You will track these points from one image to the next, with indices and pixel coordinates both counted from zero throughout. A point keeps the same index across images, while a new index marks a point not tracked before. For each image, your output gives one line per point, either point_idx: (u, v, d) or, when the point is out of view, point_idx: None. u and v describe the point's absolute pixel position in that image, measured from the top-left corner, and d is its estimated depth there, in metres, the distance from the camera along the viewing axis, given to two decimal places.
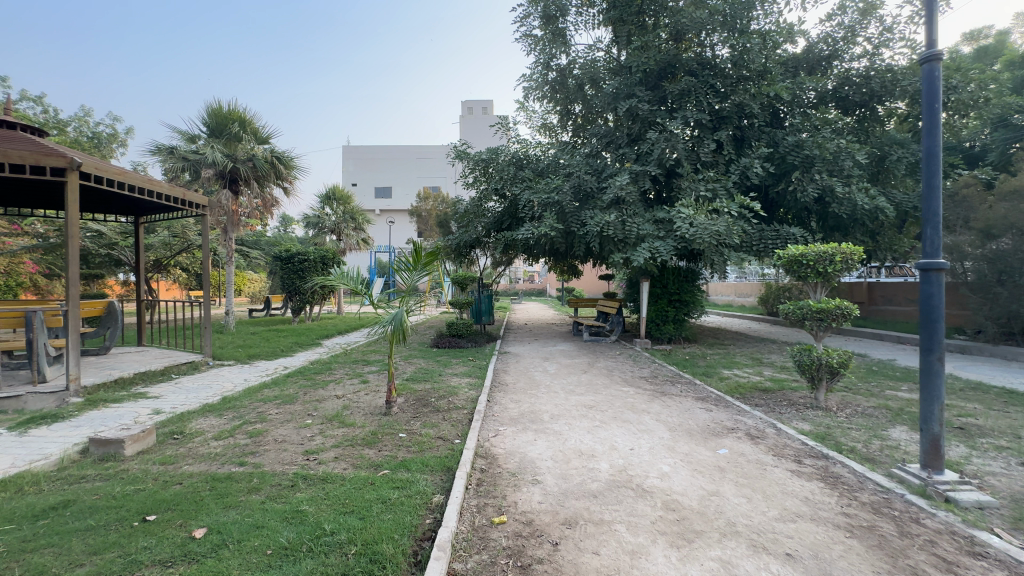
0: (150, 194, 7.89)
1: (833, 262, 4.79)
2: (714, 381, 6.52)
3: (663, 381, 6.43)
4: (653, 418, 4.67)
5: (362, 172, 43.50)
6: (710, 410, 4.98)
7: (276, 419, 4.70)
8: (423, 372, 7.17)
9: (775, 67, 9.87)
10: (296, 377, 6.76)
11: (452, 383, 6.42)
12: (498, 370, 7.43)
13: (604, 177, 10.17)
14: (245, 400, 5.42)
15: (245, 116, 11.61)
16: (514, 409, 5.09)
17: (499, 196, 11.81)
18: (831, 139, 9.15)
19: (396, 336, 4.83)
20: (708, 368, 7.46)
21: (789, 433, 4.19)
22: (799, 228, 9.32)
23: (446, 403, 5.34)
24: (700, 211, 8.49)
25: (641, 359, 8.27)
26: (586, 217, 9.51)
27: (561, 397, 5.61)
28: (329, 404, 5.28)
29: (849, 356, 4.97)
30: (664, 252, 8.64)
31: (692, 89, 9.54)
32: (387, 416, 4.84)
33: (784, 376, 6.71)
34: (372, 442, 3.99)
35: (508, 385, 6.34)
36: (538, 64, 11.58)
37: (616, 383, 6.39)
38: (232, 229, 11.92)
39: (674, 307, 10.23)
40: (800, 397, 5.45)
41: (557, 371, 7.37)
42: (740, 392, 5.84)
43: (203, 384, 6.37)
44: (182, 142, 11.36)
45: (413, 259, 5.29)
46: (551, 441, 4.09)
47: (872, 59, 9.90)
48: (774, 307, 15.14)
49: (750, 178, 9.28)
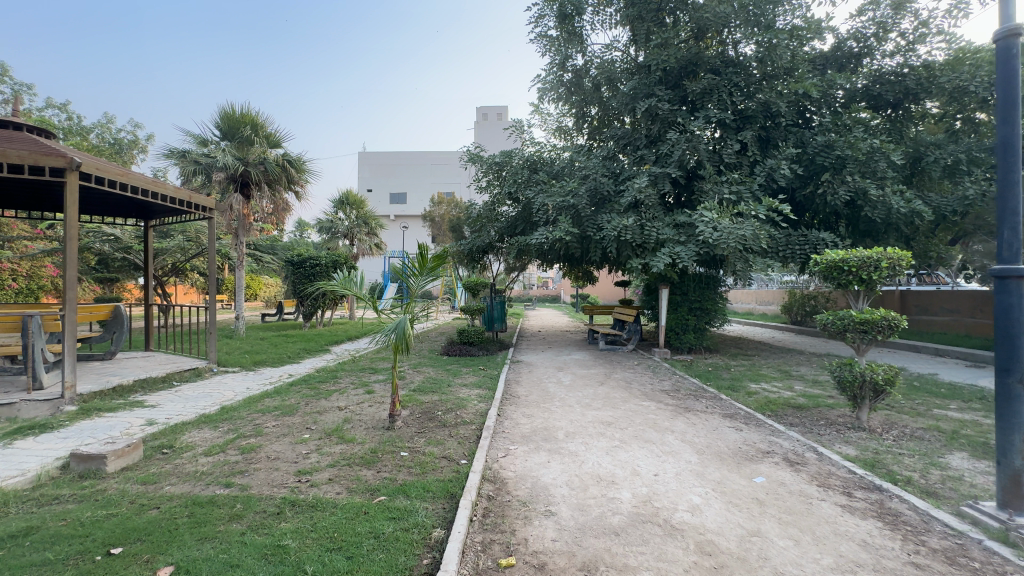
0: (156, 195, 7.72)
1: (879, 268, 4.33)
2: (741, 396, 6.07)
3: (687, 396, 6.00)
4: (678, 438, 4.27)
5: (377, 178, 43.75)
6: (741, 430, 4.54)
7: (272, 432, 4.41)
8: (431, 382, 6.85)
9: (802, 65, 9.41)
10: (299, 386, 6.48)
11: (460, 394, 6.08)
12: (510, 381, 7.08)
13: (621, 180, 9.80)
14: (243, 411, 5.15)
15: (257, 120, 11.52)
16: (526, 425, 4.73)
17: (513, 199, 11.52)
18: (864, 139, 8.65)
19: (400, 347, 4.49)
20: (733, 381, 7.00)
21: (833, 459, 3.75)
22: (830, 233, 8.83)
23: (453, 417, 5.00)
24: (724, 214, 8.05)
25: (661, 370, 7.83)
26: (602, 221, 9.16)
27: (576, 412, 5.23)
28: (330, 416, 4.98)
29: (896, 372, 4.52)
30: (685, 257, 8.22)
31: (715, 87, 9.14)
32: (390, 431, 4.52)
33: (818, 392, 6.22)
34: (371, 462, 3.67)
35: (520, 398, 5.97)
36: (553, 65, 11.31)
37: (635, 396, 5.99)
38: (243, 233, 11.83)
39: (695, 315, 9.78)
40: (839, 417, 4.98)
41: (572, 382, 6.97)
42: (772, 409, 5.38)
43: (203, 392, 6.14)
44: (194, 145, 11.31)
45: (419, 264, 4.95)
46: (566, 463, 3.72)
47: (907, 56, 9.38)
48: (798, 315, 14.72)
49: (777, 180, 8.82)
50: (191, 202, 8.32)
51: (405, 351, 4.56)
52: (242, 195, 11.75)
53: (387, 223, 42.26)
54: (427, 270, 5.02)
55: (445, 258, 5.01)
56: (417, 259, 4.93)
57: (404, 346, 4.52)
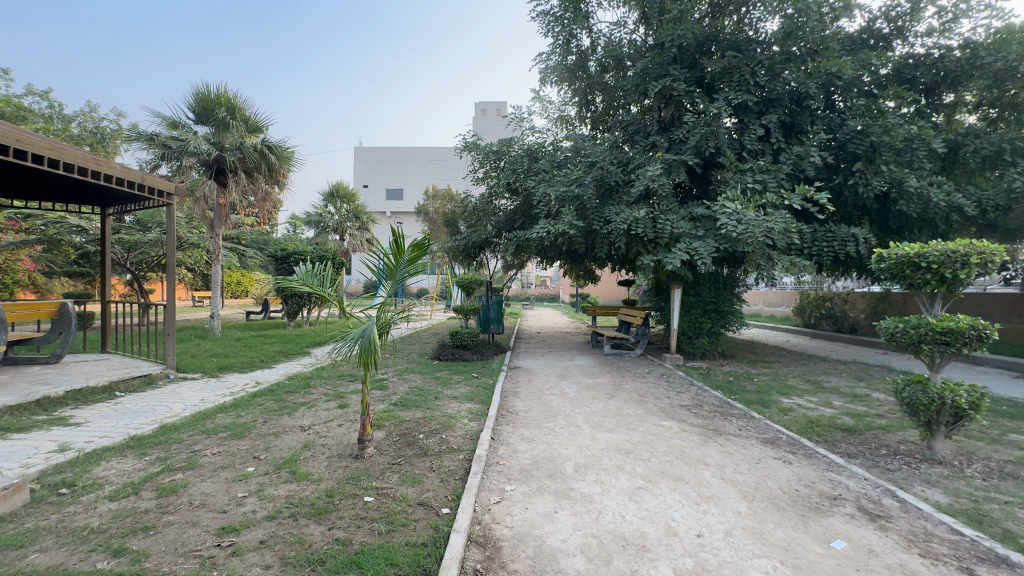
0: (101, 176, 6.74)
1: (966, 265, 3.48)
2: (774, 414, 5.21)
3: (712, 414, 5.14)
4: (717, 476, 3.40)
5: (373, 173, 42.85)
6: (791, 464, 3.69)
7: (208, 464, 3.52)
8: (416, 393, 5.98)
9: (832, 43, 8.51)
10: (263, 399, 5.59)
11: (448, 410, 5.20)
12: (506, 392, 6.19)
13: (630, 169, 8.92)
14: (184, 433, 4.28)
15: (234, 101, 10.60)
16: (527, 455, 3.84)
17: (511, 191, 10.64)
18: (901, 124, 7.79)
19: (367, 363, 3.61)
20: (760, 394, 6.15)
21: (923, 512, 2.91)
22: (861, 229, 7.98)
23: (437, 442, 4.12)
24: (749, 205, 7.15)
25: (676, 380, 6.98)
26: (610, 214, 8.31)
27: (586, 434, 4.36)
28: (287, 440, 4.10)
29: (982, 395, 3.65)
30: (704, 254, 7.33)
31: (735, 66, 8.23)
32: (357, 462, 3.64)
33: (863, 410, 5.38)
34: (324, 512, 2.80)
35: (518, 415, 5.09)
36: (556, 46, 10.41)
37: (653, 414, 5.13)
38: (219, 225, 10.93)
39: (709, 318, 8.94)
40: (903, 446, 4.13)
41: (578, 394, 6.08)
42: (817, 432, 4.53)
43: (148, 405, 5.25)
44: (164, 128, 10.37)
45: (394, 256, 4.06)
46: (579, 514, 2.85)
47: (940, 38, 8.64)
48: (812, 318, 13.90)
49: (805, 169, 7.92)
50: (146, 185, 7.30)
51: (373, 367, 3.68)
52: (218, 183, 10.84)
53: (383, 220, 41.42)
54: (405, 263, 4.14)
55: (426, 247, 4.10)
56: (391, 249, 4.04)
57: (371, 360, 3.64)
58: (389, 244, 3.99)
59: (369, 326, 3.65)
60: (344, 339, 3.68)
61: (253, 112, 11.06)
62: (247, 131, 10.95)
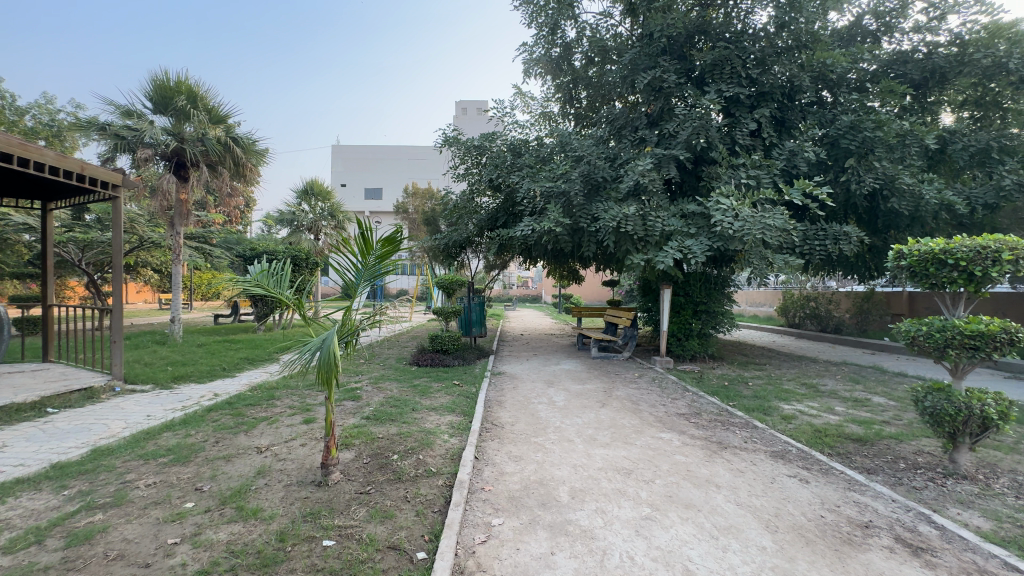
0: (26, 164, 5.84)
1: (997, 262, 3.17)
2: (777, 422, 4.88)
3: (712, 424, 4.77)
4: (731, 501, 3.01)
5: (351, 172, 41.85)
6: (809, 483, 3.32)
7: (138, 500, 2.96)
8: (391, 405, 5.47)
9: (823, 36, 8.27)
10: (218, 414, 5.01)
11: (426, 423, 4.72)
12: (489, 401, 5.74)
13: (618, 165, 8.54)
14: (118, 458, 3.69)
15: (195, 90, 9.87)
16: (515, 479, 3.38)
17: (494, 188, 10.19)
18: (893, 119, 7.60)
19: (326, 379, 3.03)
20: (759, 400, 5.81)
21: (968, 543, 2.56)
22: (852, 227, 7.78)
23: (413, 464, 3.63)
24: (744, 201, 6.83)
25: (668, 385, 6.62)
26: (598, 210, 7.92)
27: (580, 451, 3.94)
28: (240, 465, 3.56)
29: (1011, 404, 3.35)
30: (697, 252, 7.00)
31: (727, 58, 7.92)
32: (319, 492, 3.14)
33: (867, 416, 5.09)
34: (272, 564, 2.29)
35: (505, 428, 4.64)
36: (540, 38, 10.00)
37: (649, 425, 4.72)
38: (180, 222, 10.18)
39: (699, 319, 8.63)
40: (921, 458, 3.82)
41: (567, 403, 5.66)
42: (827, 443, 4.18)
43: (83, 423, 4.61)
44: (117, 117, 9.53)
45: (362, 253, 3.53)
46: (580, 557, 2.41)
47: (927, 34, 8.51)
48: (796, 318, 13.79)
49: (798, 164, 7.65)
50: (88, 176, 6.54)
51: (334, 385, 3.10)
52: (178, 177, 10.11)
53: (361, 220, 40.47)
54: (374, 261, 3.62)
55: (399, 242, 3.58)
56: (358, 244, 3.51)
57: (332, 376, 3.07)
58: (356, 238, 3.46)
59: (330, 336, 3.08)
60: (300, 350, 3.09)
61: (216, 102, 10.33)
62: (210, 123, 10.22)
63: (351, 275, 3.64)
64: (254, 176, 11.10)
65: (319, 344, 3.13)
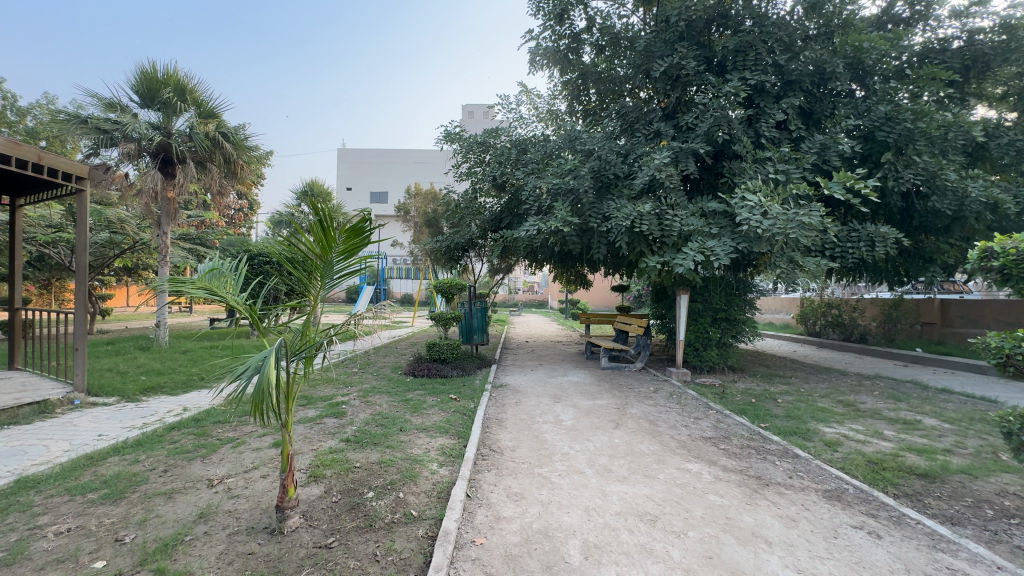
0: None
1: None
2: (820, 450, 4.20)
3: (746, 452, 4.09)
4: (791, 568, 2.35)
5: (356, 176, 41.53)
6: (883, 539, 2.66)
7: (37, 557, 2.35)
8: (377, 424, 4.84)
9: (855, 21, 7.60)
10: (179, 434, 4.40)
11: (414, 447, 4.10)
12: (488, 419, 5.11)
13: (631, 160, 7.91)
14: (40, 494, 3.08)
15: (184, 82, 9.35)
16: (515, 528, 2.73)
17: (498, 187, 9.57)
18: (936, 111, 6.91)
19: (259, 411, 2.31)
20: (793, 420, 5.12)
21: None
22: (890, 228, 7.06)
23: (391, 505, 3.00)
24: (774, 197, 6.16)
25: (688, 402, 5.95)
26: (610, 209, 7.27)
27: (592, 489, 3.28)
28: (182, 505, 2.94)
29: None
30: (720, 254, 6.32)
31: (752, 43, 7.27)
32: (270, 546, 2.52)
33: (924, 444, 4.40)
34: None
35: (504, 455, 3.99)
36: (547, 28, 9.43)
37: (672, 452, 4.05)
38: (168, 222, 9.67)
39: (719, 328, 7.94)
40: (1010, 503, 3.13)
41: (576, 422, 5.01)
42: (888, 480, 3.49)
43: (20, 445, 4.02)
44: (99, 109, 8.95)
45: (320, 248, 2.75)
46: None
47: (967, 20, 7.79)
48: (816, 326, 13.04)
49: (832, 159, 6.96)
50: (48, 168, 5.86)
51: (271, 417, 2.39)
52: (164, 174, 9.67)
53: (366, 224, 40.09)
54: (335, 257, 2.87)
55: (366, 232, 2.83)
56: (315, 236, 2.72)
57: (268, 407, 2.36)
58: (310, 229, 2.67)
59: (269, 355, 2.38)
60: (232, 375, 2.40)
61: (206, 96, 9.80)
62: (198, 117, 9.68)
63: (308, 275, 2.89)
64: (245, 174, 10.56)
65: (256, 367, 2.44)
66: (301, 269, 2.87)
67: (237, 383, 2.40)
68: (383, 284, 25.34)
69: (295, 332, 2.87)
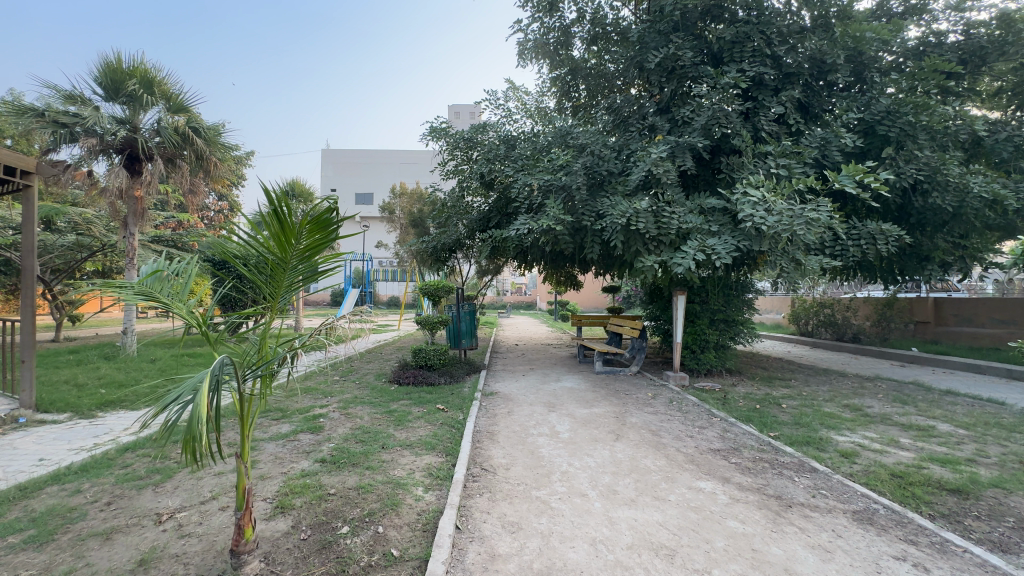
0: None
1: None
2: (838, 462, 3.89)
3: (760, 467, 3.76)
4: None
5: (341, 177, 40.77)
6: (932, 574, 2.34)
7: None
8: (357, 439, 4.44)
9: (853, 13, 7.38)
10: (133, 457, 3.93)
11: (397, 467, 3.70)
12: (478, 432, 4.72)
13: (626, 156, 7.59)
14: None
15: (151, 74, 8.78)
16: (512, 570, 2.35)
17: (486, 185, 9.18)
18: (938, 104, 6.71)
19: (191, 447, 1.88)
20: (803, 428, 4.82)
21: None
22: (891, 225, 6.85)
23: (368, 542, 2.60)
24: (777, 192, 5.89)
25: (690, 409, 5.63)
26: (604, 206, 6.94)
27: (598, 516, 2.91)
28: (121, 550, 2.50)
29: None
30: (722, 252, 6.02)
31: (749, 33, 7.02)
32: None
33: (944, 453, 4.12)
34: None
35: (498, 475, 3.61)
36: (536, 20, 9.06)
37: (681, 469, 3.71)
38: (135, 223, 9.11)
39: (716, 329, 7.66)
40: None
41: (573, 434, 4.65)
42: (920, 498, 3.18)
43: None
44: (57, 102, 8.35)
45: (277, 243, 2.31)
46: None
47: (964, 13, 7.64)
48: (808, 325, 12.89)
49: (833, 153, 6.72)
50: None
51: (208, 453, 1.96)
52: (129, 171, 9.10)
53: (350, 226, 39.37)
54: (297, 256, 2.42)
55: (332, 226, 2.39)
56: (271, 229, 2.28)
57: (203, 443, 1.94)
58: (265, 220, 2.23)
59: (202, 380, 1.95)
60: (160, 404, 1.98)
61: (175, 88, 9.23)
62: (167, 111, 9.12)
63: (263, 275, 2.45)
64: (218, 171, 10.01)
65: (190, 393, 2.01)
66: (255, 269, 2.42)
67: (167, 413, 1.98)
68: (369, 286, 24.76)
69: (250, 350, 2.46)
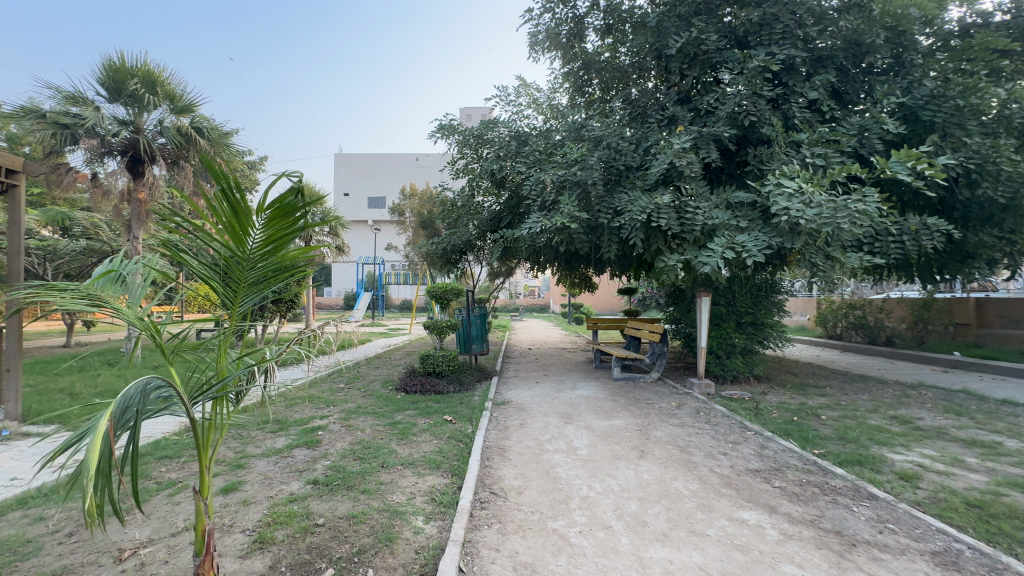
0: None
1: None
2: (900, 487, 3.38)
3: (809, 492, 3.28)
4: None
5: (353, 181, 40.77)
6: None
7: None
8: (355, 456, 4.05)
9: None
10: None
11: (396, 491, 3.30)
12: (489, 448, 4.30)
13: (645, 149, 7.14)
14: None
15: (153, 73, 8.58)
16: None
17: (496, 184, 8.81)
18: (987, 86, 6.14)
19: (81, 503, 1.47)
20: (850, 445, 4.31)
21: None
22: (938, 220, 6.27)
23: None
24: (815, 183, 5.37)
25: (720, 421, 5.14)
26: (622, 202, 6.48)
27: (625, 557, 2.47)
28: None
29: None
30: (752, 249, 5.51)
31: (779, 15, 6.53)
32: None
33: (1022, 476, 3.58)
34: None
35: (508, 501, 3.18)
36: (548, 10, 8.65)
37: (718, 494, 3.25)
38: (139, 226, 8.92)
39: (744, 333, 7.14)
40: None
41: (592, 451, 4.20)
42: (1010, 536, 2.67)
43: None
44: (59, 103, 8.19)
45: (231, 235, 1.93)
46: None
47: None
48: (837, 328, 12.22)
49: (872, 141, 6.18)
50: None
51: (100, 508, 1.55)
52: (132, 173, 8.91)
53: (363, 229, 39.32)
54: (256, 251, 2.03)
55: (298, 213, 2.02)
56: (222, 216, 1.90)
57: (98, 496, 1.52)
58: (215, 205, 1.85)
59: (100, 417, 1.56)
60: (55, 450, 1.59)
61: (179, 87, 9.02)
62: (170, 112, 8.91)
63: (220, 275, 2.08)
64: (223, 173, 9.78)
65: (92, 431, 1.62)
66: (210, 264, 2.06)
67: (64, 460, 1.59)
68: (381, 290, 24.55)
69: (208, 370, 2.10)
